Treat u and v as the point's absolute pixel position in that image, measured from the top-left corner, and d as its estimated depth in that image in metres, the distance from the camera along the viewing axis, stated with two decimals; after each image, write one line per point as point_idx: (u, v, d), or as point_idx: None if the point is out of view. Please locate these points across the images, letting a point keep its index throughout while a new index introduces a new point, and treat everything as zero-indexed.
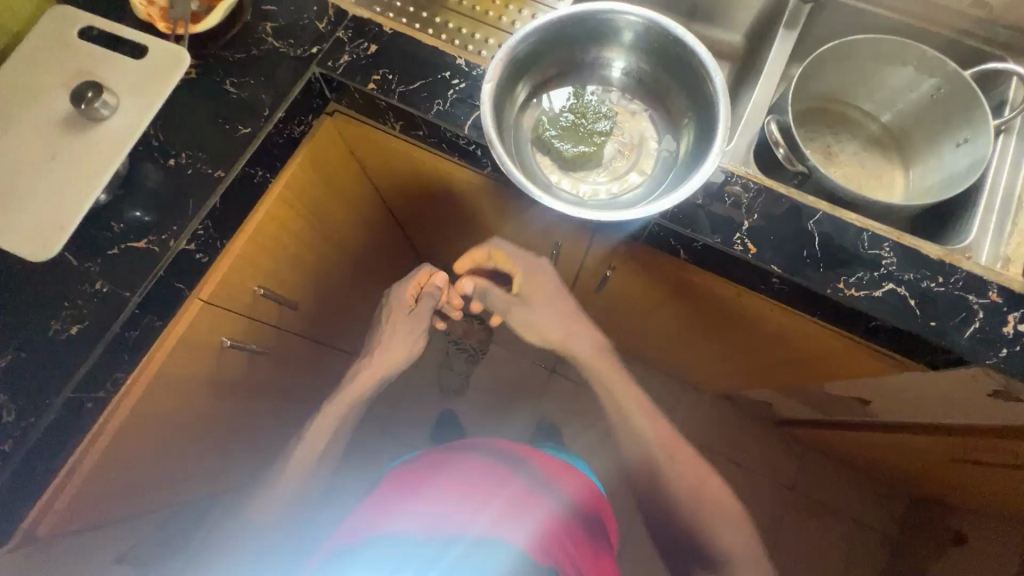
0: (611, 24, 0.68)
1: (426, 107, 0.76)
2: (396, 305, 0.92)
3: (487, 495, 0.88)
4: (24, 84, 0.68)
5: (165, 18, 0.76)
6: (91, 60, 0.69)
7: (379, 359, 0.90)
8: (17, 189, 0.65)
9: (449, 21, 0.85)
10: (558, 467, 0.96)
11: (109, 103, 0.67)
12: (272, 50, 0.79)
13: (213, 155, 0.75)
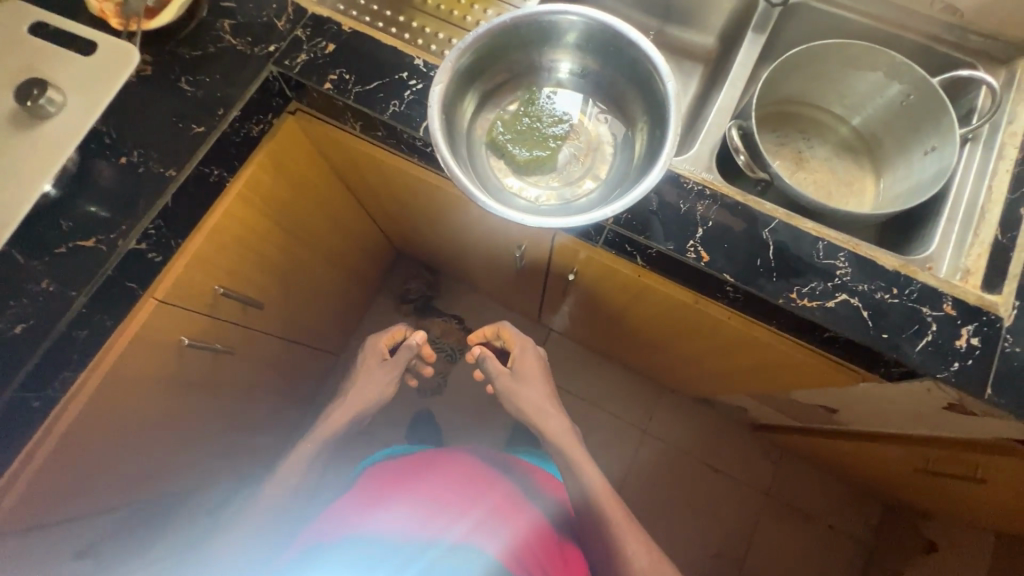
0: (563, 27, 0.68)
1: (382, 107, 0.75)
2: (370, 355, 0.98)
3: (470, 500, 0.88)
4: None
5: (119, 13, 0.75)
6: (39, 58, 0.68)
7: (353, 404, 0.92)
8: None
9: (414, 20, 0.83)
10: (545, 477, 0.96)
11: (56, 101, 0.66)
12: (228, 47, 0.79)
13: (166, 154, 0.74)
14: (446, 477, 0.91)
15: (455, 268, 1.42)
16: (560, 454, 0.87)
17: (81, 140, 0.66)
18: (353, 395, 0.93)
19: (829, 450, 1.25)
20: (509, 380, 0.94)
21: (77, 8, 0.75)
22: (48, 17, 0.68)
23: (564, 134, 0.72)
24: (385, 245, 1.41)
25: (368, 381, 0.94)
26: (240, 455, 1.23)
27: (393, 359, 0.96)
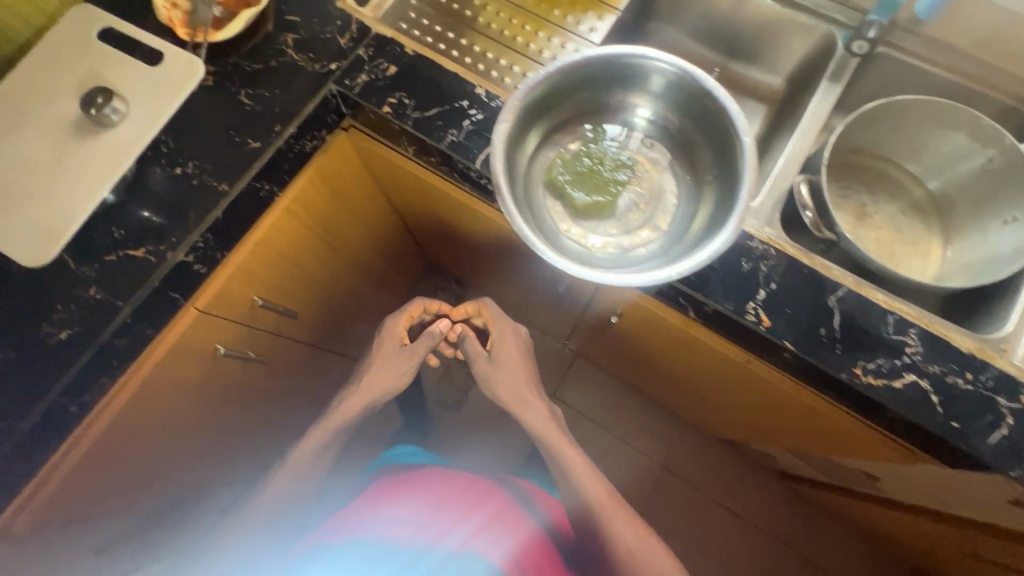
0: (634, 72, 0.65)
1: (440, 136, 0.74)
2: (386, 336, 0.88)
3: (470, 505, 0.84)
4: (38, 82, 0.68)
5: (186, 23, 0.74)
6: (106, 64, 0.68)
7: (354, 398, 0.84)
8: (18, 188, 0.64)
9: (475, 44, 0.85)
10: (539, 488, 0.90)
11: (119, 110, 0.66)
12: (290, 62, 0.78)
13: (221, 167, 0.74)
14: (446, 480, 0.87)
15: (487, 285, 1.40)
16: (553, 459, 0.80)
17: (142, 153, 0.65)
18: (364, 388, 0.84)
19: (860, 511, 1.20)
20: (486, 364, 0.86)
21: (145, 16, 0.76)
22: (119, 24, 0.68)
23: (626, 183, 0.69)
24: (418, 255, 1.40)
25: (376, 374, 0.85)
26: (258, 457, 1.23)
27: (411, 346, 0.87)
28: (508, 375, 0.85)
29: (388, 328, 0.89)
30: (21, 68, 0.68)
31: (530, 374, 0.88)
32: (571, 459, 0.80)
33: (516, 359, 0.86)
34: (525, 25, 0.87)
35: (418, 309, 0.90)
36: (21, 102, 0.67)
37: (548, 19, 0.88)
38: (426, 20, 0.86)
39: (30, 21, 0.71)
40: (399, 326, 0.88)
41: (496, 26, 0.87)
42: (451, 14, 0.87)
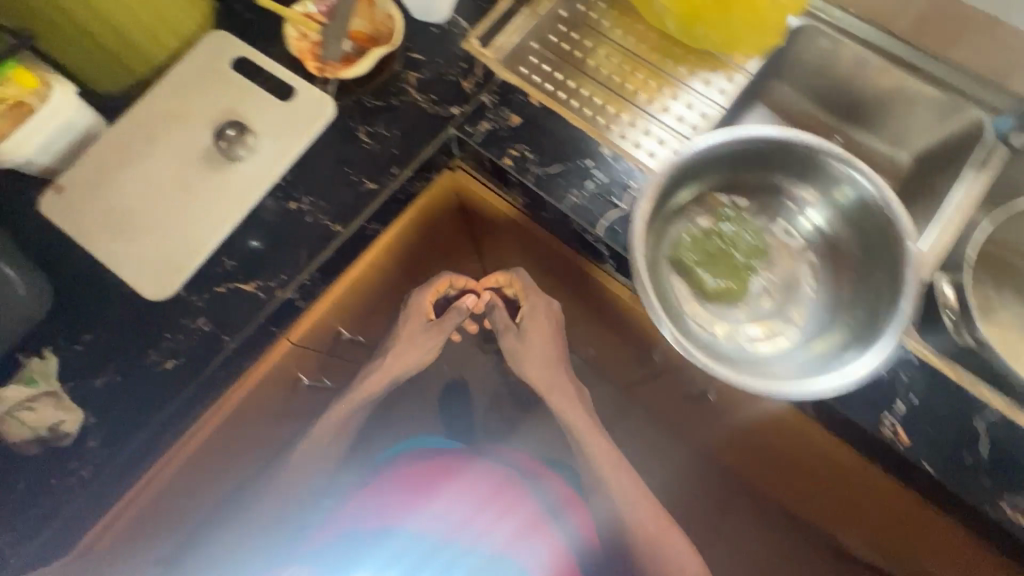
0: (781, 154, 0.62)
1: (560, 196, 0.71)
2: (412, 311, 0.85)
3: (501, 508, 0.86)
4: (171, 107, 0.68)
5: (314, 53, 0.74)
6: (237, 95, 0.68)
7: (380, 373, 0.84)
8: (145, 214, 0.65)
9: (585, 89, 0.82)
10: (569, 495, 0.90)
11: (249, 146, 0.66)
12: (411, 102, 0.76)
13: (336, 206, 0.72)
14: (479, 482, 0.89)
15: None
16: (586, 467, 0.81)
17: (265, 191, 0.64)
18: (389, 364, 0.84)
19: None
20: (513, 337, 0.85)
21: (274, 47, 0.76)
22: (255, 55, 0.68)
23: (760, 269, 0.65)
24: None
25: (403, 350, 0.84)
26: None
27: (437, 321, 0.85)
28: (532, 348, 0.84)
29: (414, 299, 0.85)
30: (157, 92, 0.69)
31: (558, 355, 0.85)
32: (597, 461, 0.80)
33: (545, 332, 0.84)
34: (646, 77, 0.83)
35: (445, 284, 0.85)
36: (152, 126, 0.67)
37: (661, 67, 0.84)
38: (539, 62, 0.83)
39: (166, 42, 0.72)
40: (425, 299, 0.85)
41: (605, 71, 0.83)
42: (570, 59, 0.84)
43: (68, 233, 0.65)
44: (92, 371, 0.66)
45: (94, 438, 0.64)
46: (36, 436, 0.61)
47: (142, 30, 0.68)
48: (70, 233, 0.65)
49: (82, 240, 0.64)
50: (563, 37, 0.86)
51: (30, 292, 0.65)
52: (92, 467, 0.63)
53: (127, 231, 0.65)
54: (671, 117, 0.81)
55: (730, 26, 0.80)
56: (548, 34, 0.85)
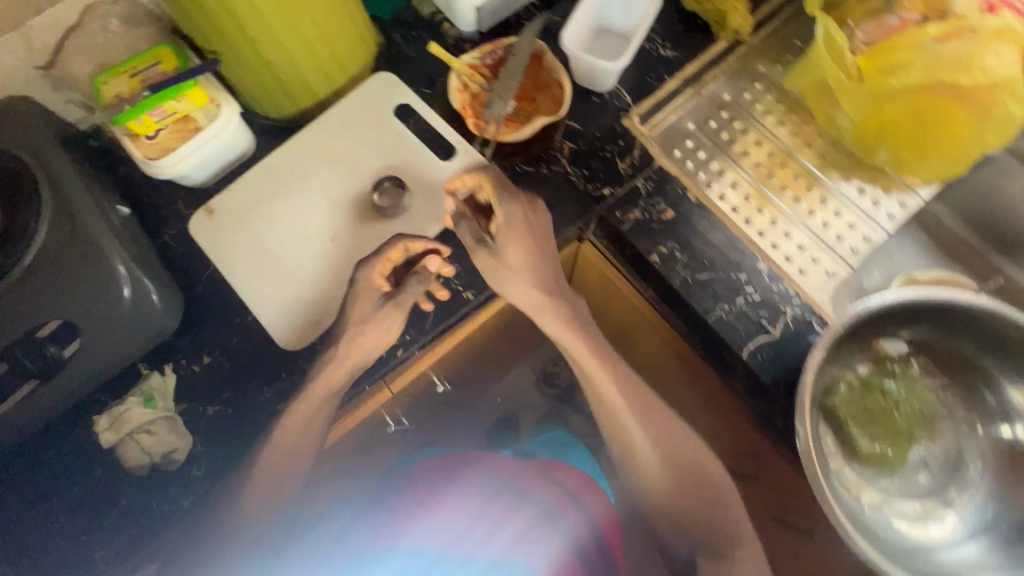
0: (979, 321, 0.56)
1: (707, 307, 0.66)
2: (359, 287, 0.62)
3: (502, 509, 0.70)
4: (330, 147, 0.67)
5: (473, 106, 0.72)
6: (398, 149, 0.67)
7: (340, 367, 0.62)
8: (291, 254, 0.66)
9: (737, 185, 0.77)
10: (578, 486, 0.72)
11: (403, 206, 0.65)
12: (561, 172, 0.73)
13: (470, 271, 0.68)
14: (476, 484, 0.72)
15: None
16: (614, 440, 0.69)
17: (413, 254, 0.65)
18: (342, 354, 0.61)
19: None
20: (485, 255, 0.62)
21: (433, 96, 0.75)
22: (424, 111, 0.66)
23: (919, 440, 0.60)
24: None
25: (359, 330, 0.62)
26: None
27: (393, 295, 0.63)
28: (521, 289, 0.62)
29: (365, 273, 0.62)
30: (317, 128, 0.68)
31: (550, 275, 0.64)
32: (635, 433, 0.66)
33: (534, 264, 0.62)
34: (806, 183, 0.77)
35: (398, 251, 0.62)
36: (310, 163, 0.67)
37: (826, 175, 0.77)
38: (697, 148, 0.78)
39: (335, 80, 0.72)
40: (376, 272, 0.62)
41: (763, 169, 0.78)
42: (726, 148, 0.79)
43: (209, 254, 0.66)
44: (205, 398, 0.65)
45: (199, 468, 0.63)
46: (148, 460, 0.62)
47: (317, 69, 0.69)
48: (211, 255, 0.66)
49: (221, 263, 0.65)
50: (723, 124, 0.80)
51: (164, 307, 0.66)
52: (192, 497, 0.62)
53: (271, 267, 0.66)
54: (830, 233, 0.75)
55: (914, 139, 0.71)
56: (708, 120, 0.80)
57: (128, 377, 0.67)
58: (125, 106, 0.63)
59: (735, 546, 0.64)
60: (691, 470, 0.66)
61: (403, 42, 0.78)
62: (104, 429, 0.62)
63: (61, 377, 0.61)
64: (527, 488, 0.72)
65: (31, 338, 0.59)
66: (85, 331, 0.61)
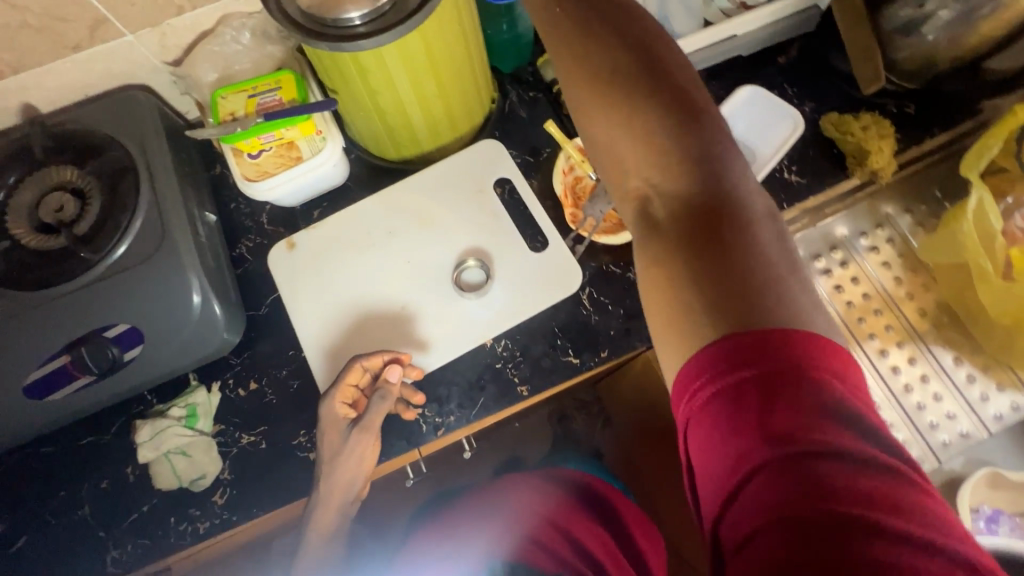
0: None
1: None
2: (324, 420, 0.61)
3: (481, 507, 0.79)
4: (426, 211, 0.68)
5: (573, 192, 0.69)
6: (490, 229, 0.67)
7: (327, 505, 0.61)
8: (362, 310, 0.66)
9: None
10: (534, 485, 0.80)
11: (481, 290, 0.65)
12: None
13: (531, 365, 0.65)
14: (453, 518, 0.80)
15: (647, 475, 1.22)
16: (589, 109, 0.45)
17: (480, 340, 0.65)
18: (325, 494, 0.61)
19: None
20: None
21: (535, 168, 0.71)
22: (528, 198, 0.66)
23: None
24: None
25: (330, 461, 0.60)
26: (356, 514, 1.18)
27: (360, 420, 0.61)
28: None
29: (325, 411, 0.61)
30: (418, 187, 0.69)
31: None
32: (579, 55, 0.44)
33: None
34: (908, 352, 0.70)
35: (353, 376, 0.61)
36: (403, 226, 0.68)
37: (933, 348, 0.70)
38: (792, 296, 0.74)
39: (443, 137, 0.70)
40: (334, 406, 0.61)
41: (863, 324, 0.72)
42: (828, 292, 0.73)
43: (282, 295, 0.68)
44: (244, 425, 0.65)
45: (221, 495, 0.63)
46: (179, 483, 0.63)
47: (427, 123, 0.66)
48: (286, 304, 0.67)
49: (292, 308, 0.67)
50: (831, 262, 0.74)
51: (226, 322, 0.65)
52: (207, 523, 0.62)
53: (338, 313, 0.66)
54: (927, 419, 0.68)
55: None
56: (816, 256, 0.74)
57: (179, 382, 0.67)
58: (236, 128, 0.63)
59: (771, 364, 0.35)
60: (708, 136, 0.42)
61: (517, 102, 0.75)
62: (144, 444, 0.63)
63: (117, 376, 0.62)
64: (486, 497, 0.81)
65: (99, 334, 0.60)
66: (148, 337, 0.62)
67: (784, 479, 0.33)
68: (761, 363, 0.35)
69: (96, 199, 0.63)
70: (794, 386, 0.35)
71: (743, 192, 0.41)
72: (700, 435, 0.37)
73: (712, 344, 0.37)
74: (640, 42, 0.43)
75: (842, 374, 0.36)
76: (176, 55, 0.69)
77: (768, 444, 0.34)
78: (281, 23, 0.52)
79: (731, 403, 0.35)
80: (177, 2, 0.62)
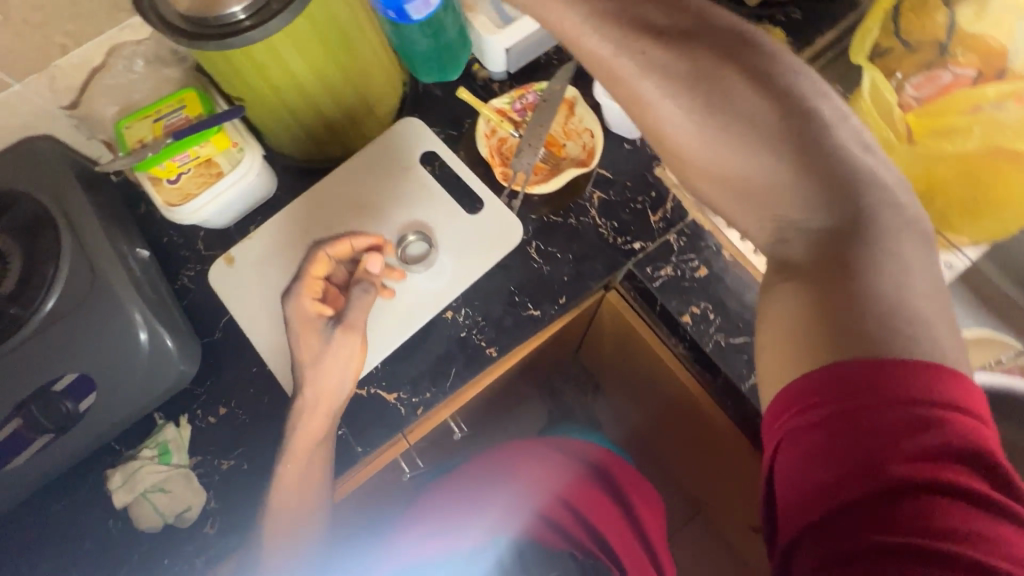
0: None
1: (742, 373, 0.63)
2: (300, 321, 0.60)
3: (489, 480, 0.77)
4: (358, 197, 0.69)
5: (501, 153, 0.70)
6: (426, 202, 0.68)
7: (313, 413, 0.59)
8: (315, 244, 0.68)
9: None
10: (552, 459, 0.77)
11: (428, 262, 0.66)
12: (590, 223, 0.69)
13: (494, 327, 0.66)
14: (454, 484, 0.78)
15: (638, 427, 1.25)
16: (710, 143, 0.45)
17: (438, 311, 0.66)
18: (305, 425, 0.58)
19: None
20: None
21: (460, 138, 0.72)
22: (455, 165, 0.68)
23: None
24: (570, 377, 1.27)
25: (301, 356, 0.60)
26: None
27: (338, 316, 0.61)
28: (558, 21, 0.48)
29: (294, 307, 0.61)
30: (345, 177, 0.70)
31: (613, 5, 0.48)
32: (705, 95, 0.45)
33: None
34: None
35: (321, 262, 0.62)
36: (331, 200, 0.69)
37: None
38: None
39: (362, 125, 0.70)
40: (308, 302, 0.61)
41: None
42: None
43: (234, 314, 0.67)
44: (220, 451, 0.64)
45: (212, 525, 0.61)
46: (162, 521, 0.61)
47: (344, 113, 0.67)
48: (237, 319, 0.67)
49: (245, 320, 0.67)
50: None
51: (179, 353, 0.64)
52: (204, 557, 0.60)
53: None
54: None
55: (968, 204, 0.65)
56: None
57: (145, 424, 0.65)
58: (147, 153, 0.62)
59: (893, 405, 0.35)
60: (857, 176, 0.42)
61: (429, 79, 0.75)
62: (119, 489, 0.62)
63: (77, 430, 0.60)
64: (496, 469, 0.78)
65: (47, 391, 0.58)
66: (100, 383, 0.60)
67: (884, 511, 0.33)
68: (875, 397, 0.35)
69: (16, 256, 0.61)
70: (912, 425, 0.34)
71: (896, 224, 0.41)
72: (793, 462, 0.37)
73: (814, 371, 0.38)
74: (769, 80, 0.44)
75: (976, 429, 0.35)
76: (71, 96, 0.67)
77: (871, 471, 0.34)
78: (168, 36, 0.51)
79: (840, 434, 0.35)
80: (58, 40, 0.60)
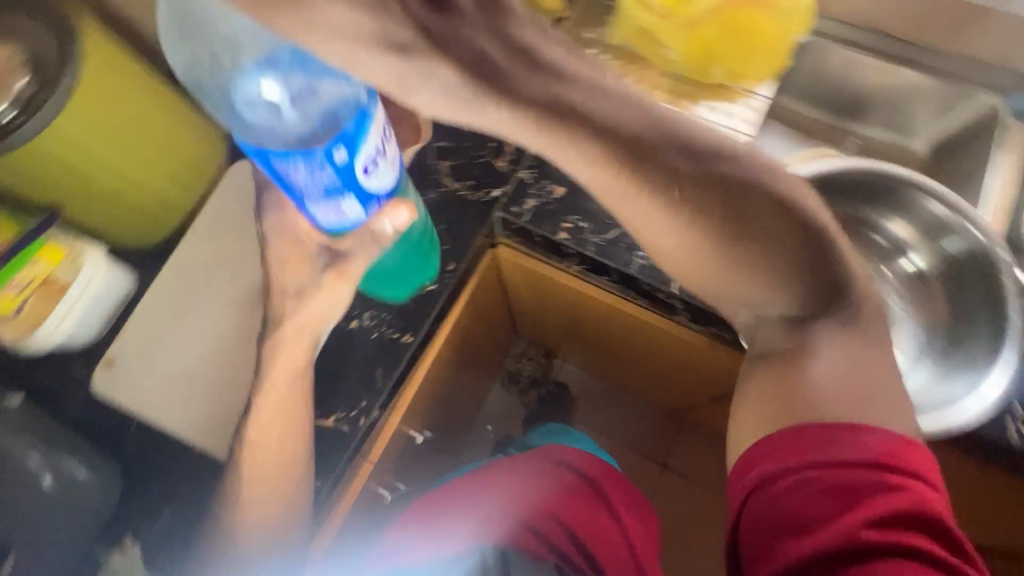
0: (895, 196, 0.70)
1: (626, 260, 0.69)
2: (286, 241, 0.57)
3: (478, 495, 0.74)
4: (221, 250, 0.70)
5: None
6: None
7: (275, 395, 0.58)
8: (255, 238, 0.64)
9: None
10: (541, 476, 0.75)
11: None
12: (448, 191, 0.73)
13: (400, 316, 0.68)
14: (442, 496, 0.76)
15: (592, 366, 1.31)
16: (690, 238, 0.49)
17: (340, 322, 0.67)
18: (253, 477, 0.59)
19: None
20: None
21: None
22: None
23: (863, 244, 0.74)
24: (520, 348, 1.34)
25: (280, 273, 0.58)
26: None
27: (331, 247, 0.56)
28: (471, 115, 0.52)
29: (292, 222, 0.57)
30: (200, 237, 0.70)
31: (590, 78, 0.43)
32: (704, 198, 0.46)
33: None
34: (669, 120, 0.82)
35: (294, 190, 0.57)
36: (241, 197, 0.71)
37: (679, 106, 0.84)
38: None
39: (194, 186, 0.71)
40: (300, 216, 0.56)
41: None
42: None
43: (133, 410, 0.64)
44: (184, 549, 0.62)
45: None
46: None
47: (177, 183, 0.68)
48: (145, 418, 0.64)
49: (148, 411, 0.64)
50: None
51: (95, 478, 0.61)
52: None
53: (204, 390, 0.65)
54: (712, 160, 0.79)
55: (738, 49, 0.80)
56: None
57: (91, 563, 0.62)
58: None
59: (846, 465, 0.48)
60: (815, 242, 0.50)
61: None
62: None
63: None
64: (488, 486, 0.75)
65: None
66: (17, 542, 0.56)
67: (832, 550, 0.45)
68: (827, 452, 0.49)
69: None
70: (855, 481, 0.47)
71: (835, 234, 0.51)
72: (767, 502, 0.49)
73: (785, 428, 0.51)
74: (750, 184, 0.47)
75: (909, 494, 0.46)
76: None
77: (821, 513, 0.46)
78: None
79: (800, 482, 0.48)
80: None
